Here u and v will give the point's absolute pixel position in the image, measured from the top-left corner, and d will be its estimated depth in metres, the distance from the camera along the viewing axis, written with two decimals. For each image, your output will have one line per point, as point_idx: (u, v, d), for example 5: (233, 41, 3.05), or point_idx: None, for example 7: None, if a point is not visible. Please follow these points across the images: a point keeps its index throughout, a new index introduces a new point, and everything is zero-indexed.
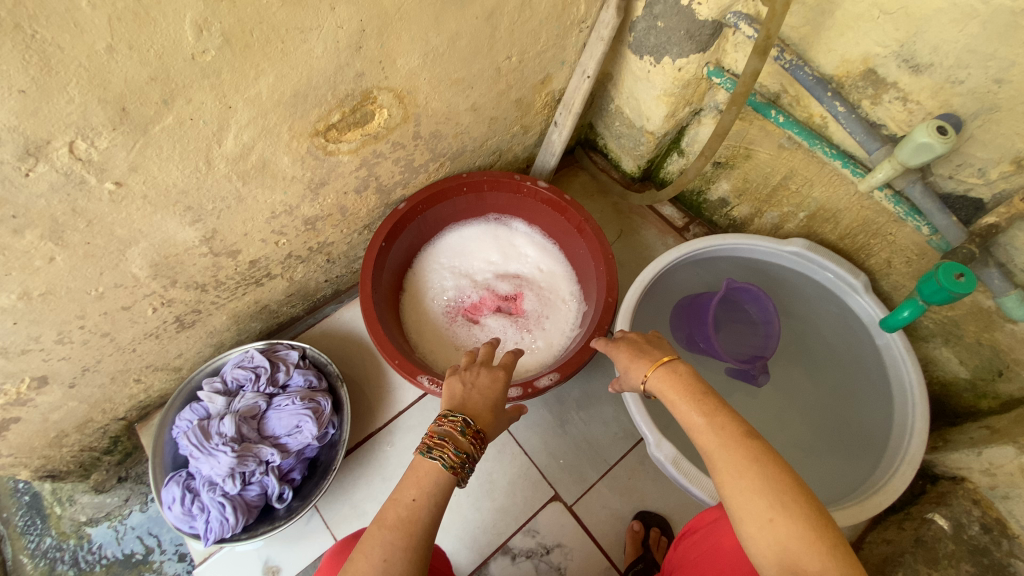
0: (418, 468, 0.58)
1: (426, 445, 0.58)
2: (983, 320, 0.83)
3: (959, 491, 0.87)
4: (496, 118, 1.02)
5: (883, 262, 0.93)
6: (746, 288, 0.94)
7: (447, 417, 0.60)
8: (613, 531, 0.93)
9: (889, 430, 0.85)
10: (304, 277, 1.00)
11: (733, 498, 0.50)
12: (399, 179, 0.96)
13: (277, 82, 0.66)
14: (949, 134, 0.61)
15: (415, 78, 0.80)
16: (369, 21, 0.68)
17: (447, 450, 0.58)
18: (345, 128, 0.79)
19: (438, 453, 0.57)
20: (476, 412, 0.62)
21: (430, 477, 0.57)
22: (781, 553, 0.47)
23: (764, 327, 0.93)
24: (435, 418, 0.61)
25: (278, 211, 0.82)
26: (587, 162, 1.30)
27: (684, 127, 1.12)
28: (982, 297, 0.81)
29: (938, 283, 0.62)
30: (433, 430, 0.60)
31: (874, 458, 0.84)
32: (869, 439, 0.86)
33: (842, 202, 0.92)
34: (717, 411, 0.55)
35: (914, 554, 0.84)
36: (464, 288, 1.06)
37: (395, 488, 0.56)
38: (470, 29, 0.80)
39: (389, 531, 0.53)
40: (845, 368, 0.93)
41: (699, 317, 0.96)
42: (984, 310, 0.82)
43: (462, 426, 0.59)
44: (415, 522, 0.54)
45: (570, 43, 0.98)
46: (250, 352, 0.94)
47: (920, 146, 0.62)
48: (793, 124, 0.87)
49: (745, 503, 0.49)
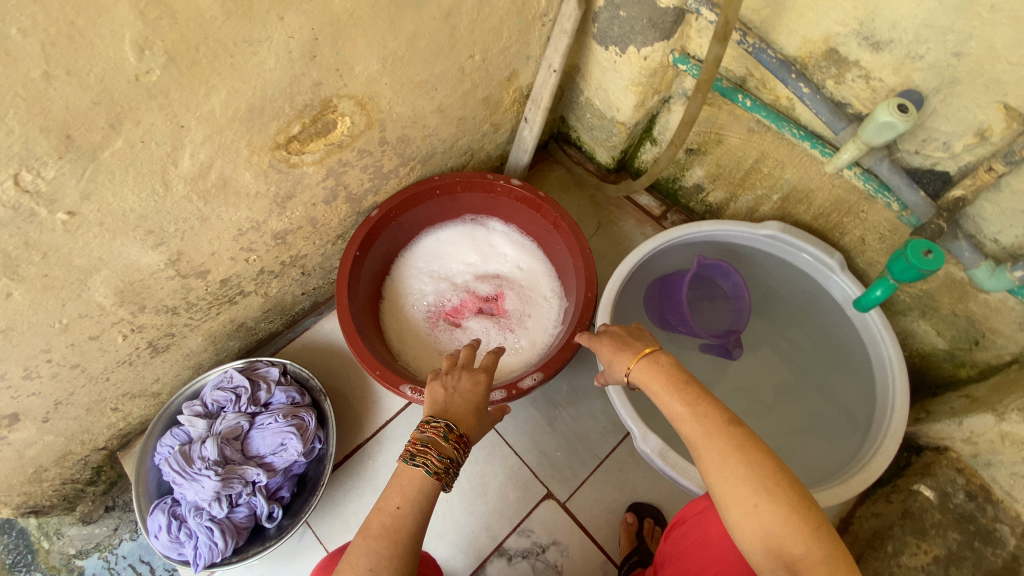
0: (402, 476, 0.56)
1: (409, 453, 0.56)
2: (957, 291, 0.84)
3: (942, 461, 0.89)
4: (464, 118, 1.00)
5: (857, 239, 0.93)
6: (717, 266, 0.92)
7: (428, 423, 0.58)
8: (607, 525, 0.93)
9: (871, 407, 0.86)
10: (279, 292, 0.98)
11: (718, 485, 0.49)
12: (370, 185, 0.94)
13: (230, 97, 0.64)
14: (910, 112, 0.61)
15: (375, 83, 0.78)
16: (320, 28, 0.66)
17: (431, 456, 0.56)
18: (307, 139, 0.77)
19: (421, 459, 0.55)
20: (459, 417, 0.60)
21: (413, 485, 0.55)
22: (767, 538, 0.47)
23: (737, 301, 0.92)
24: (417, 424, 0.58)
25: (245, 228, 0.80)
26: (561, 155, 1.29)
27: (655, 115, 1.11)
28: (955, 269, 0.82)
29: (909, 261, 0.61)
30: (416, 437, 0.57)
31: (858, 434, 0.85)
32: (852, 417, 0.87)
33: (813, 182, 0.92)
34: (699, 400, 0.53)
35: (902, 527, 0.86)
36: (443, 291, 1.05)
37: (379, 496, 0.55)
38: (428, 30, 0.78)
39: (374, 541, 0.52)
40: (826, 347, 0.94)
41: (671, 297, 0.96)
42: (957, 282, 0.83)
43: (445, 431, 0.56)
44: (400, 529, 0.52)
45: (533, 37, 0.96)
46: (229, 372, 0.92)
47: (883, 126, 0.62)
48: (760, 107, 0.87)
49: (729, 491, 0.49)
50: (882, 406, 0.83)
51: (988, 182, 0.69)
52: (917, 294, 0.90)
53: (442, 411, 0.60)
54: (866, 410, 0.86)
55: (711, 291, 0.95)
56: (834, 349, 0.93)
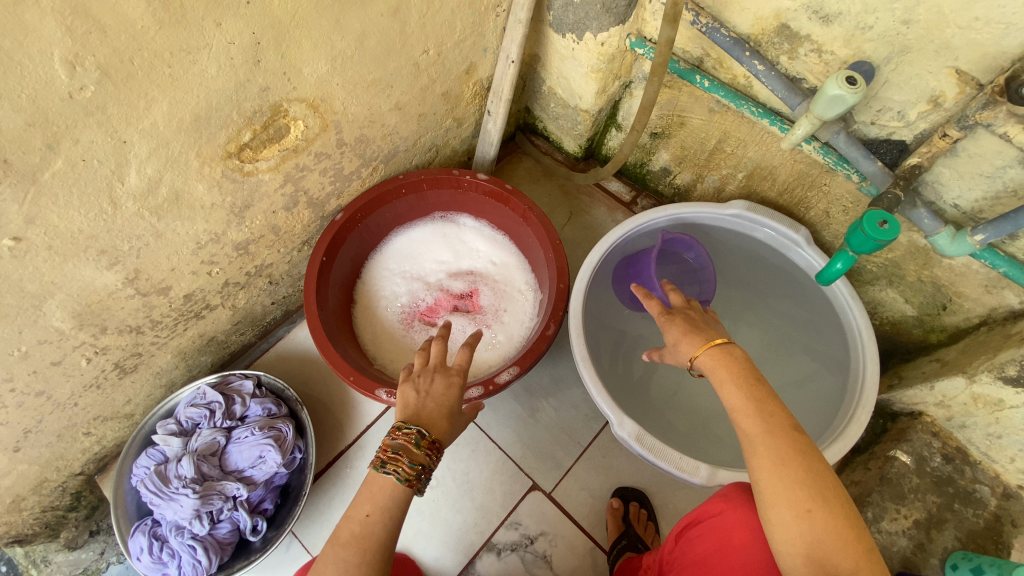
0: (373, 483, 0.56)
1: (380, 460, 0.56)
2: (921, 258, 0.85)
3: (917, 426, 0.89)
4: (425, 114, 0.99)
5: (822, 213, 0.94)
6: (680, 239, 0.94)
7: (400, 429, 0.57)
8: (594, 512, 0.94)
9: (845, 378, 0.86)
10: (248, 303, 0.96)
11: (770, 485, 0.49)
12: (331, 189, 0.93)
13: (173, 109, 0.62)
14: (859, 82, 0.60)
15: (327, 84, 0.77)
16: (262, 32, 0.64)
17: (402, 463, 0.55)
18: (260, 146, 0.75)
19: (392, 467, 0.55)
20: (431, 421, 0.59)
21: (383, 492, 0.55)
22: (809, 546, 0.47)
23: (701, 273, 0.94)
24: (389, 431, 0.57)
25: (204, 240, 0.79)
26: (529, 145, 1.28)
27: (618, 100, 1.11)
28: (917, 236, 0.83)
29: (866, 234, 0.62)
30: (387, 443, 0.57)
31: (833, 406, 0.86)
32: (827, 389, 0.88)
33: (776, 159, 0.93)
34: (769, 398, 0.53)
35: (882, 493, 0.85)
36: (416, 291, 1.04)
37: (349, 504, 0.54)
38: (377, 27, 0.77)
39: (343, 549, 0.51)
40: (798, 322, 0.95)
41: (637, 273, 0.94)
42: (920, 248, 0.84)
43: (416, 439, 0.56)
44: (368, 537, 0.52)
45: (489, 29, 0.95)
46: (202, 388, 0.91)
47: (833, 98, 0.61)
48: (718, 87, 0.87)
49: (777, 494, 0.49)
50: (854, 376, 0.84)
51: (943, 149, 0.69)
52: (883, 262, 0.91)
53: (414, 415, 0.59)
54: (839, 381, 0.87)
55: (676, 266, 0.96)
56: (807, 323, 0.94)
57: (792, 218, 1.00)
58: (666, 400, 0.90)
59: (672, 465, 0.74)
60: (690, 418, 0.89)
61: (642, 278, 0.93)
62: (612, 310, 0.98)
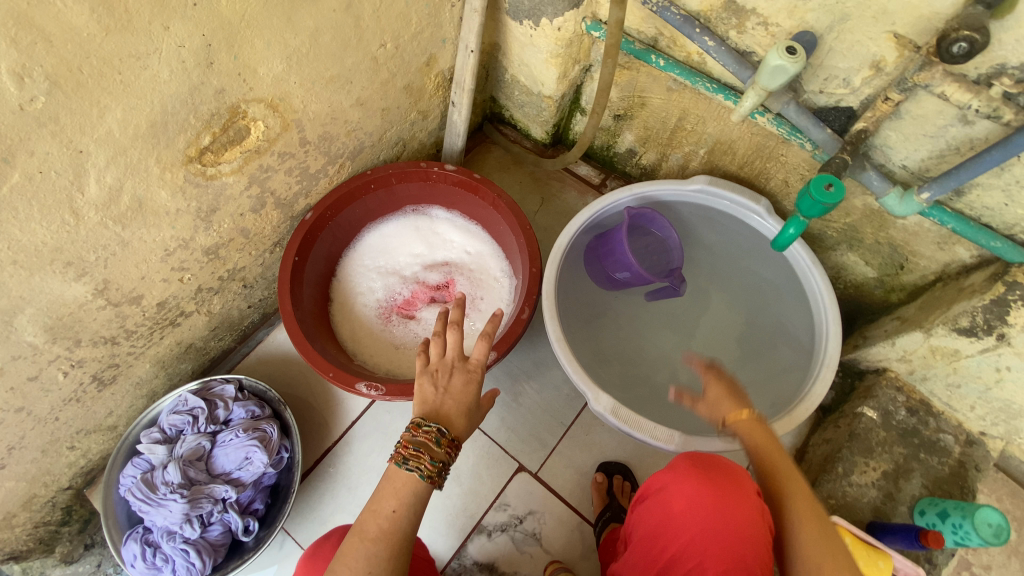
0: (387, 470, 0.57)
1: (402, 457, 0.56)
2: (876, 220, 0.88)
3: (883, 382, 0.93)
4: (388, 109, 0.99)
5: (781, 183, 0.96)
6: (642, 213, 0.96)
7: (421, 426, 0.57)
8: (580, 488, 0.96)
9: (812, 340, 0.89)
10: (224, 308, 0.97)
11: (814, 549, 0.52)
12: (299, 189, 0.93)
13: (127, 115, 0.62)
14: (799, 52, 0.62)
15: (284, 83, 0.77)
16: (212, 33, 0.64)
17: (424, 460, 0.56)
18: (221, 149, 0.76)
19: (414, 464, 0.56)
20: (450, 418, 0.59)
21: (407, 486, 0.56)
22: None
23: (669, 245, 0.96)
24: (408, 427, 0.58)
25: (174, 246, 0.79)
26: (496, 135, 1.29)
27: (580, 85, 1.12)
28: (870, 199, 0.85)
29: (812, 198, 0.64)
30: (408, 440, 0.57)
31: (802, 368, 0.89)
32: (795, 353, 0.91)
33: (734, 132, 0.95)
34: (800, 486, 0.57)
35: (851, 448, 0.88)
36: (392, 285, 1.05)
37: (373, 500, 0.56)
38: (330, 24, 0.77)
39: (372, 544, 0.53)
40: (765, 290, 0.97)
41: (609, 251, 0.95)
42: (874, 211, 0.87)
43: (437, 436, 0.56)
44: (395, 533, 0.54)
45: (445, 19, 0.96)
46: (184, 395, 0.91)
47: (777, 69, 0.63)
48: (673, 65, 0.89)
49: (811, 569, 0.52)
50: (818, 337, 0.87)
51: (886, 112, 0.71)
52: (842, 227, 0.94)
53: (434, 412, 0.59)
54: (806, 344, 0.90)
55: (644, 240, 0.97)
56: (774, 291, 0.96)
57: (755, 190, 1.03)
58: (642, 375, 0.92)
59: (648, 435, 0.77)
60: (666, 390, 0.91)
61: (614, 256, 0.94)
62: (585, 291, 0.99)
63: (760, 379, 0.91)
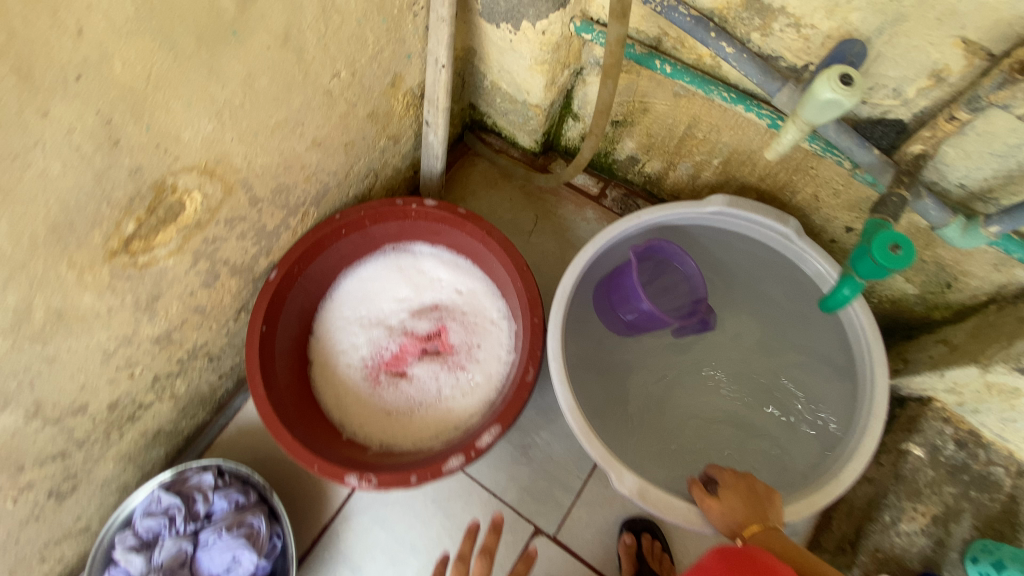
0: None
1: None
2: (923, 238, 0.77)
3: (927, 413, 0.84)
4: (351, 142, 0.85)
5: (810, 197, 0.84)
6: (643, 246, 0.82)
7: None
8: (602, 548, 0.89)
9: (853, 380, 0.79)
10: (190, 387, 0.86)
11: None
12: (257, 250, 0.80)
13: (16, 224, 0.49)
14: (855, 82, 0.49)
15: (219, 142, 0.63)
16: (111, 107, 0.51)
17: None
18: (152, 232, 0.63)
19: None
20: None
21: None
22: None
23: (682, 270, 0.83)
24: None
25: (115, 346, 0.67)
26: (479, 145, 1.15)
27: (570, 89, 0.98)
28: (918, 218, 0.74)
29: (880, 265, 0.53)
30: None
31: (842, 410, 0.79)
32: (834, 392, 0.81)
33: (754, 143, 0.82)
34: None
35: (897, 492, 0.80)
36: (378, 339, 0.94)
37: None
38: (267, 63, 0.63)
39: None
40: (796, 319, 0.87)
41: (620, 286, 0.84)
42: (922, 229, 0.76)
43: None
44: None
45: (409, 31, 0.80)
46: (157, 492, 0.82)
47: (827, 104, 0.50)
48: (682, 72, 0.75)
49: None
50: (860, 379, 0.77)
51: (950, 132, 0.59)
52: None
53: None
54: (846, 385, 0.80)
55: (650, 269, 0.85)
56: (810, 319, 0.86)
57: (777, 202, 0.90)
58: (666, 430, 0.83)
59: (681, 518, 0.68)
60: (692, 446, 0.82)
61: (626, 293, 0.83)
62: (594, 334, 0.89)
63: (795, 423, 0.82)
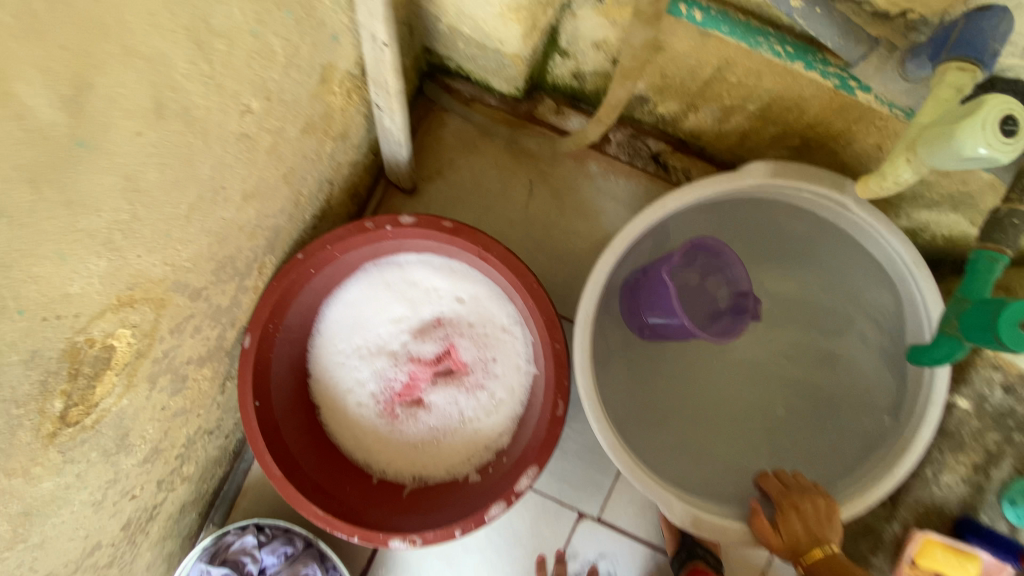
0: None
1: None
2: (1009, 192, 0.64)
3: (977, 361, 0.80)
4: (291, 168, 0.66)
5: (872, 147, 0.68)
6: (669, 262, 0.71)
7: None
8: (647, 520, 0.92)
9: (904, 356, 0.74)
10: (199, 463, 0.80)
11: None
12: (220, 329, 0.67)
13: None
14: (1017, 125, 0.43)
15: (123, 265, 0.47)
16: None
17: None
18: (88, 391, 0.50)
19: None
20: None
21: None
22: None
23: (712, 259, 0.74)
24: None
25: (103, 494, 0.59)
26: (446, 97, 0.92)
27: (556, 23, 0.74)
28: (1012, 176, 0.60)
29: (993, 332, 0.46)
30: None
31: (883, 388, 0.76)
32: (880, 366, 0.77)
33: (807, 92, 0.63)
34: None
35: (940, 448, 0.80)
36: (383, 371, 0.85)
37: None
38: (147, 147, 0.44)
39: None
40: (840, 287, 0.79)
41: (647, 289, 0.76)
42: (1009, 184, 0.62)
43: None
44: None
45: (327, 6, 0.56)
46: (203, 565, 0.82)
47: (977, 156, 0.44)
48: (719, 22, 0.57)
49: None
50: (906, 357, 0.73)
51: None
52: (951, 193, 0.69)
53: None
54: (891, 362, 0.76)
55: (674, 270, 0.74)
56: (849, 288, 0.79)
57: (826, 152, 0.74)
58: (702, 425, 0.80)
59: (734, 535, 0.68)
60: (730, 437, 0.80)
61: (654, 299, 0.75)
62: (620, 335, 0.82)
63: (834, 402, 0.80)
